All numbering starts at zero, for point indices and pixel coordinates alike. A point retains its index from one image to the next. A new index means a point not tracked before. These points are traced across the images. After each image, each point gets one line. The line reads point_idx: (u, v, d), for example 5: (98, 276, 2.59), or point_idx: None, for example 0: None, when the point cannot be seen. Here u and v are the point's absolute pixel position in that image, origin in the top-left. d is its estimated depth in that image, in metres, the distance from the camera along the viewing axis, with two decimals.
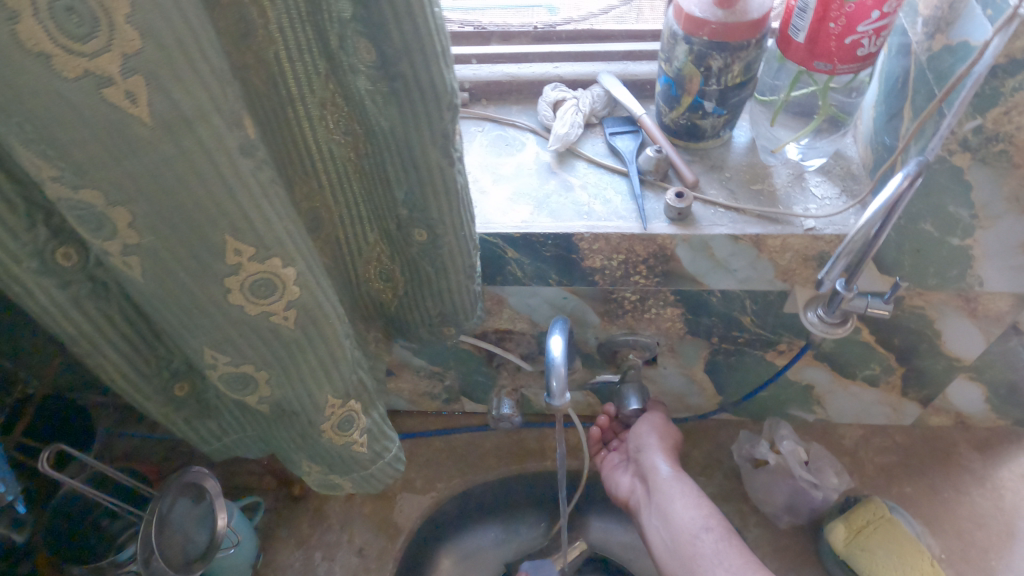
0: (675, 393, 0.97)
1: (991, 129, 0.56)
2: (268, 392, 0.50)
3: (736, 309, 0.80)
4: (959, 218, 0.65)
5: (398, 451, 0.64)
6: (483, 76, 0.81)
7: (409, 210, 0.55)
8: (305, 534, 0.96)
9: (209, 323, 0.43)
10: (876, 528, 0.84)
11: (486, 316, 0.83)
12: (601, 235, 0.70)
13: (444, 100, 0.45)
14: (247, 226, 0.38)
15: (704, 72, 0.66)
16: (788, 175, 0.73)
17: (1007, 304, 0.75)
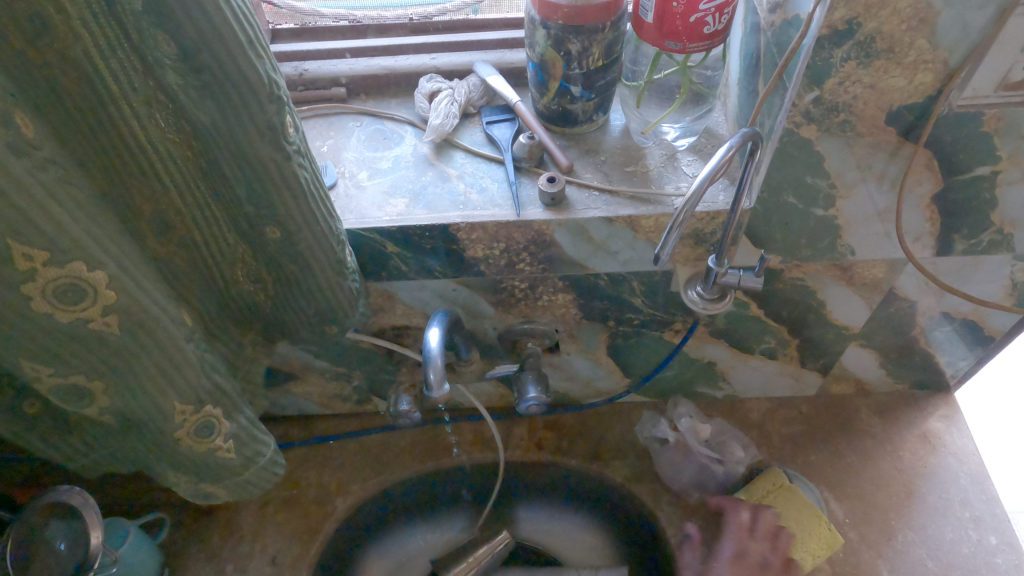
0: (583, 379, 0.98)
1: (829, 99, 0.58)
2: (108, 403, 0.49)
3: (625, 291, 0.80)
4: (817, 188, 0.66)
5: (275, 454, 0.63)
6: (359, 70, 0.79)
7: (255, 207, 0.54)
8: (215, 548, 0.94)
9: (16, 333, 0.41)
10: (776, 496, 0.90)
11: (379, 314, 0.83)
12: (477, 224, 0.69)
13: (262, 91, 0.46)
14: (33, 229, 0.37)
15: (565, 57, 0.66)
16: (661, 156, 0.74)
17: (880, 271, 0.78)
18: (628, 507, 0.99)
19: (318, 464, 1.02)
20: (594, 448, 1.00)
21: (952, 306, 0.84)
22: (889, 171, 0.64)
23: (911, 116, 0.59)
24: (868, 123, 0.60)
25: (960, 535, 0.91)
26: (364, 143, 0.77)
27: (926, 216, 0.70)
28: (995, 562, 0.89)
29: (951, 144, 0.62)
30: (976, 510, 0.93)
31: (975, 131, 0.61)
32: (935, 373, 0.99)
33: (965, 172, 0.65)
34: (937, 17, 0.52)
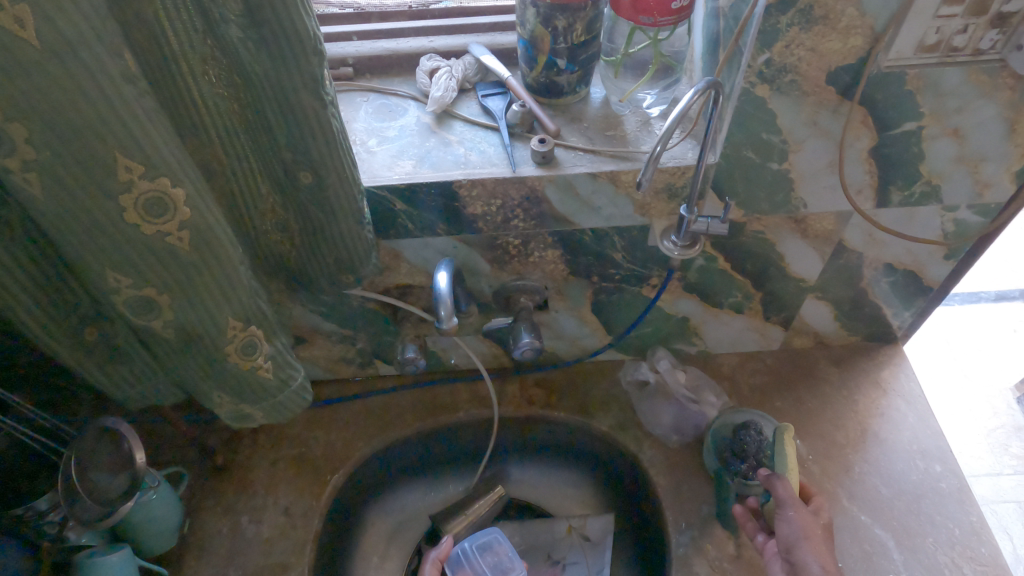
0: (570, 336, 1.07)
1: (779, 61, 0.69)
2: (172, 316, 0.56)
3: (607, 246, 0.90)
4: (772, 143, 0.77)
5: (304, 381, 0.70)
6: (365, 51, 0.88)
7: (292, 153, 0.63)
8: (230, 501, 1.00)
9: (107, 238, 0.49)
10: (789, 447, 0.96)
11: (386, 272, 0.91)
12: (477, 181, 0.78)
13: (308, 44, 0.54)
14: (135, 145, 0.45)
15: (553, 32, 0.76)
16: (637, 121, 0.84)
17: (830, 223, 0.89)
18: (613, 454, 1.08)
19: (324, 424, 1.09)
20: (581, 401, 1.09)
21: (894, 257, 0.95)
22: (831, 128, 0.75)
23: (848, 76, 0.70)
24: (812, 82, 0.71)
25: (910, 465, 1.02)
26: (372, 115, 0.86)
27: (866, 170, 0.81)
28: (940, 487, 1.00)
29: (882, 102, 0.73)
30: (923, 444, 1.04)
31: (900, 90, 0.72)
32: (884, 325, 1.10)
33: (895, 128, 0.76)
34: None
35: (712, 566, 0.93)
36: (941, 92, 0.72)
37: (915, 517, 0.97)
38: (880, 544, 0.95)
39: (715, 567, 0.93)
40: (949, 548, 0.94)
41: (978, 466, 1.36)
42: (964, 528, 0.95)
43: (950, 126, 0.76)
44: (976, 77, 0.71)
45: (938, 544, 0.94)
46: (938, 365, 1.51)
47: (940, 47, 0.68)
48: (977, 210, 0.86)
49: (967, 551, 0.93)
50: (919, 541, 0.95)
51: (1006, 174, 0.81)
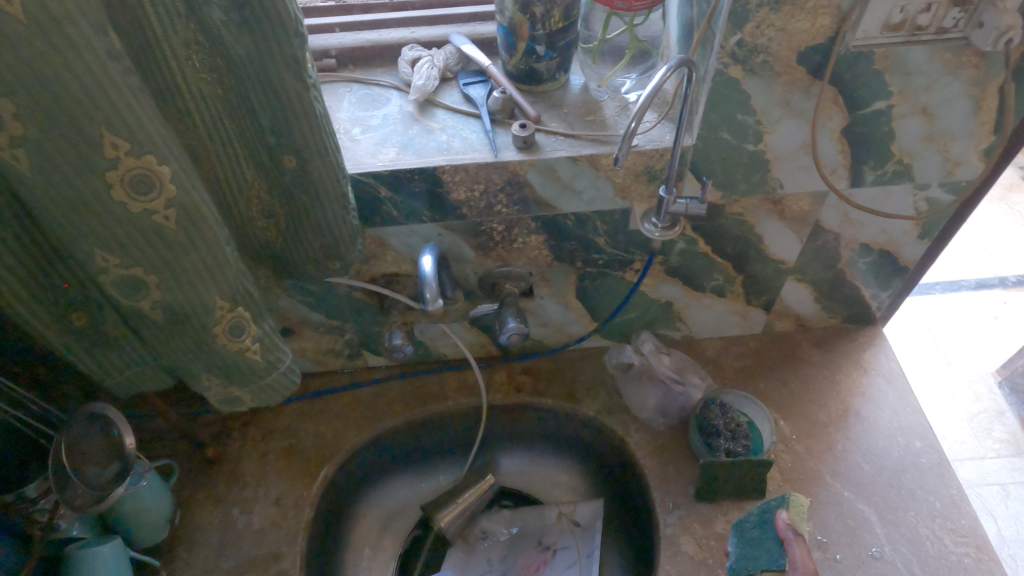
0: (556, 323, 1.08)
1: (750, 41, 0.71)
2: (160, 296, 0.57)
3: (590, 230, 0.92)
4: (747, 124, 0.79)
5: (292, 364, 0.71)
6: (347, 43, 0.89)
7: (276, 137, 0.64)
8: (221, 494, 1.00)
9: (95, 217, 0.50)
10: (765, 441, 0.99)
11: (372, 260, 0.92)
12: (460, 166, 0.80)
13: (290, 25, 0.56)
14: (120, 121, 0.46)
15: (530, 19, 0.78)
16: (615, 107, 0.85)
17: (806, 203, 0.91)
18: (601, 439, 1.09)
19: (313, 416, 1.09)
20: (568, 388, 1.10)
21: (869, 237, 0.98)
22: (803, 108, 0.77)
23: (818, 56, 0.72)
24: (784, 62, 0.73)
25: (891, 442, 1.04)
26: (355, 105, 0.87)
27: (839, 149, 0.83)
28: (921, 462, 1.02)
29: (852, 82, 0.75)
30: (903, 421, 1.06)
31: (869, 69, 0.74)
32: (863, 307, 1.12)
33: (866, 107, 0.78)
34: None
35: (700, 544, 0.94)
36: (908, 70, 0.74)
37: (896, 492, 0.99)
38: (863, 518, 0.97)
39: (703, 545, 0.94)
40: (930, 520, 0.96)
41: (962, 450, 1.39)
42: (944, 501, 0.98)
43: (918, 104, 0.78)
44: (941, 55, 0.73)
45: (920, 517, 0.96)
46: (921, 349, 1.51)
47: (905, 26, 0.70)
48: (948, 188, 0.89)
49: (948, 523, 0.95)
50: (901, 515, 0.97)
51: (975, 152, 0.84)
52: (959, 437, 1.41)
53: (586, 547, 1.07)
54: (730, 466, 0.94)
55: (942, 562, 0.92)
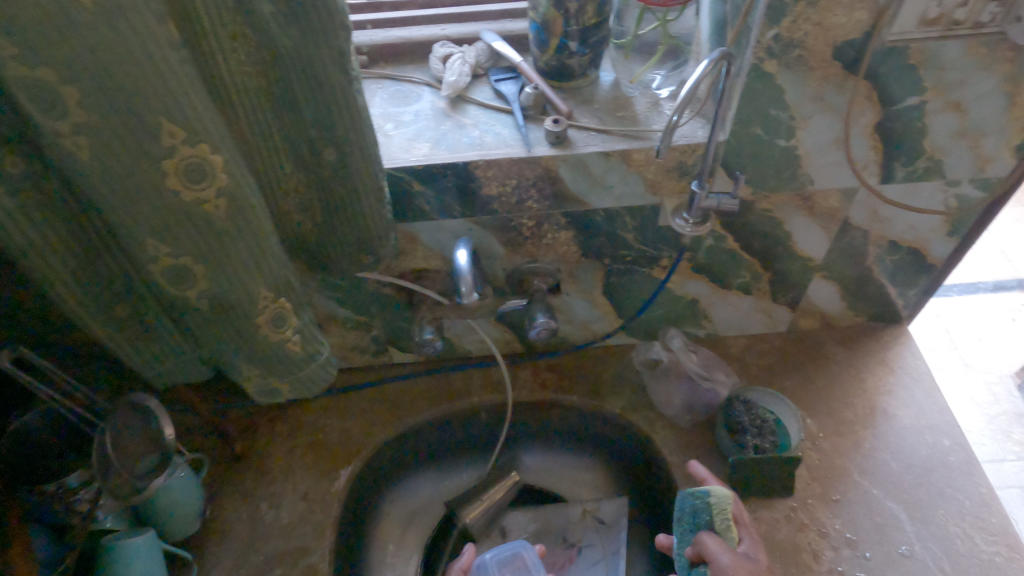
0: (581, 320, 1.09)
1: (787, 36, 0.71)
2: (206, 285, 0.57)
3: (619, 226, 0.92)
4: (780, 119, 0.79)
5: (329, 356, 0.72)
6: (378, 40, 0.90)
7: (318, 129, 0.64)
8: (249, 488, 1.01)
9: (150, 205, 0.50)
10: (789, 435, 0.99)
11: (402, 256, 0.92)
12: (494, 161, 0.80)
13: (337, 18, 0.56)
14: (178, 110, 0.46)
15: (565, 15, 0.78)
16: (647, 103, 0.86)
17: (836, 200, 0.91)
18: (626, 436, 1.09)
19: (339, 412, 1.10)
20: (593, 385, 1.11)
21: (898, 234, 0.97)
22: (836, 103, 0.78)
23: (853, 51, 0.72)
24: (818, 57, 0.73)
25: (919, 440, 1.04)
26: (387, 101, 0.88)
27: (871, 145, 0.83)
28: (949, 460, 1.01)
29: (886, 76, 0.75)
30: (930, 419, 1.06)
31: (904, 64, 0.74)
32: (889, 305, 1.12)
33: (899, 103, 0.78)
34: None
35: None
36: (942, 64, 0.74)
37: (925, 490, 0.99)
38: (892, 516, 0.96)
39: None
40: (960, 519, 0.95)
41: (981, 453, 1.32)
42: (974, 500, 0.97)
43: (952, 99, 0.78)
44: (976, 50, 0.73)
45: (949, 515, 0.96)
46: (938, 351, 1.46)
47: (941, 21, 0.70)
48: (979, 184, 0.88)
49: (978, 521, 0.95)
50: (930, 513, 0.96)
51: (1007, 148, 0.83)
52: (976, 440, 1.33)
53: (612, 545, 1.07)
54: (758, 462, 0.94)
55: (973, 561, 0.91)
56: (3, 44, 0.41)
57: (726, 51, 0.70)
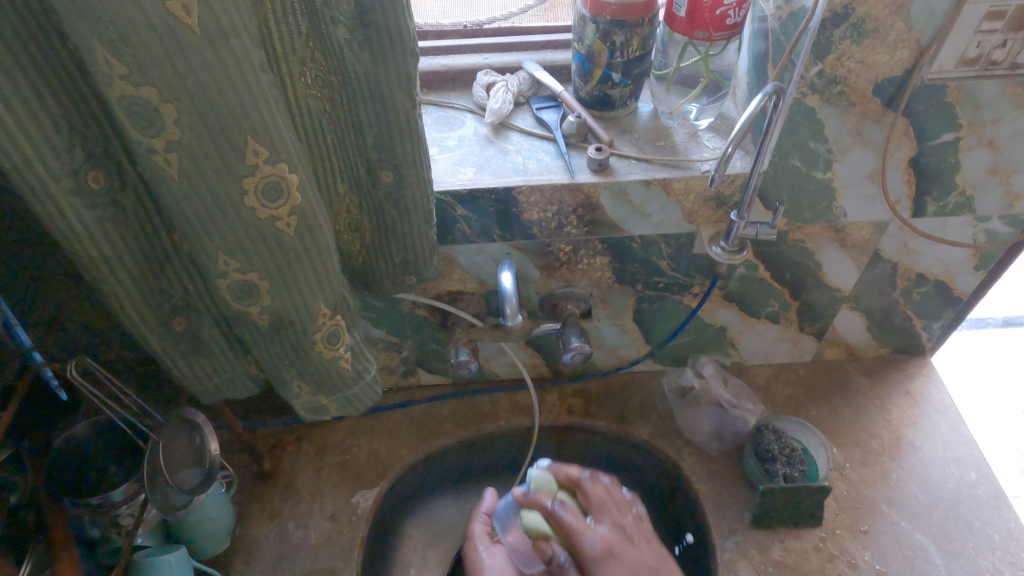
0: (610, 346, 1.10)
1: (830, 72, 0.73)
2: (269, 301, 0.58)
3: (654, 254, 0.93)
4: (818, 153, 0.81)
5: (375, 374, 0.72)
6: (422, 67, 0.93)
7: (377, 152, 0.66)
8: (276, 507, 1.00)
9: (226, 222, 0.52)
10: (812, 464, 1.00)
11: (440, 277, 0.94)
12: (537, 187, 0.82)
13: (408, 46, 0.58)
14: (264, 130, 0.48)
15: (610, 47, 0.80)
16: (685, 134, 0.88)
17: (867, 232, 0.93)
18: (653, 464, 1.09)
19: (367, 432, 1.10)
20: (620, 411, 1.11)
21: (926, 267, 0.98)
22: (874, 138, 0.80)
23: (892, 88, 0.75)
24: (859, 93, 0.75)
25: (945, 473, 1.04)
26: (431, 126, 0.91)
27: (904, 179, 0.85)
28: (977, 493, 1.01)
29: (923, 113, 0.77)
30: (957, 452, 1.06)
31: (941, 102, 0.76)
32: (913, 337, 1.13)
33: (934, 139, 0.80)
34: (911, 3, 0.67)
35: (757, 570, 0.94)
36: (979, 103, 0.77)
37: (954, 523, 0.99)
38: (921, 549, 0.96)
39: (761, 571, 0.94)
40: (990, 552, 0.95)
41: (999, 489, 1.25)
42: (1003, 534, 0.97)
43: (986, 137, 0.80)
44: (1012, 90, 0.75)
45: (979, 549, 0.96)
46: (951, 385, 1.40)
47: (980, 61, 0.72)
48: (1008, 221, 0.90)
49: (1007, 555, 0.95)
50: (960, 546, 0.96)
51: None
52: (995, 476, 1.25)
53: None
54: (789, 491, 0.94)
55: None
56: (113, 64, 0.43)
57: (775, 85, 0.71)
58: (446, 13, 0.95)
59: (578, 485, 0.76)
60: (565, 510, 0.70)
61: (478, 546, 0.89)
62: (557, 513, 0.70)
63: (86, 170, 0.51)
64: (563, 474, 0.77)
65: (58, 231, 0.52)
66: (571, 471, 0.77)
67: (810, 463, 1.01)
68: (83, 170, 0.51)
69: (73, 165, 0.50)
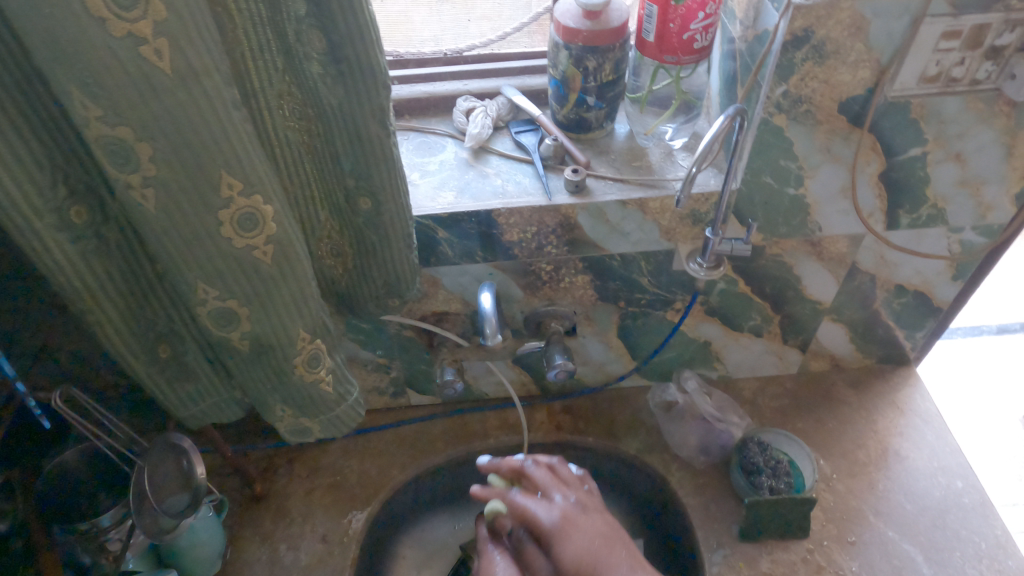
0: (596, 362, 1.11)
1: (795, 92, 0.75)
2: (249, 327, 0.60)
3: (634, 271, 0.95)
4: (789, 169, 0.83)
5: (358, 396, 0.74)
6: (403, 95, 0.96)
7: (355, 179, 0.68)
8: (268, 530, 1.01)
9: (203, 252, 0.53)
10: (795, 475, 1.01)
11: (424, 298, 0.95)
12: (516, 209, 0.84)
13: (380, 78, 0.60)
14: (237, 164, 0.50)
15: (583, 72, 0.83)
16: (661, 153, 0.90)
17: (844, 245, 0.94)
18: (642, 479, 1.10)
19: (357, 453, 1.11)
20: (608, 427, 1.12)
21: (904, 278, 1.00)
22: (843, 154, 0.82)
23: (857, 106, 0.77)
24: (825, 111, 0.77)
25: (932, 482, 1.05)
26: (413, 151, 0.93)
27: (876, 193, 0.87)
28: (963, 502, 1.02)
29: (889, 129, 0.79)
30: (943, 461, 1.07)
31: (906, 118, 0.78)
32: (897, 348, 1.14)
33: (902, 154, 0.82)
34: (869, 25, 0.69)
35: None
36: (943, 118, 0.78)
37: (941, 532, 0.99)
38: (909, 559, 0.97)
39: None
40: (977, 561, 0.96)
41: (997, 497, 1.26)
42: (990, 542, 0.98)
43: (953, 150, 0.82)
44: (974, 105, 0.77)
45: (965, 558, 0.96)
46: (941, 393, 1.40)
47: (940, 78, 0.74)
48: (981, 231, 0.92)
49: (995, 564, 0.95)
50: (947, 555, 0.97)
51: (1007, 197, 0.87)
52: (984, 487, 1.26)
53: None
54: (774, 503, 0.95)
55: None
56: (90, 106, 0.45)
57: (741, 107, 0.74)
58: (438, 39, 0.96)
59: (523, 474, 0.79)
60: (521, 496, 0.74)
61: (461, 538, 0.79)
62: (514, 500, 0.74)
63: (69, 205, 0.53)
64: (507, 467, 0.81)
65: (43, 265, 0.54)
66: (514, 462, 0.81)
67: (793, 473, 1.01)
68: (67, 206, 0.53)
69: (56, 201, 0.52)
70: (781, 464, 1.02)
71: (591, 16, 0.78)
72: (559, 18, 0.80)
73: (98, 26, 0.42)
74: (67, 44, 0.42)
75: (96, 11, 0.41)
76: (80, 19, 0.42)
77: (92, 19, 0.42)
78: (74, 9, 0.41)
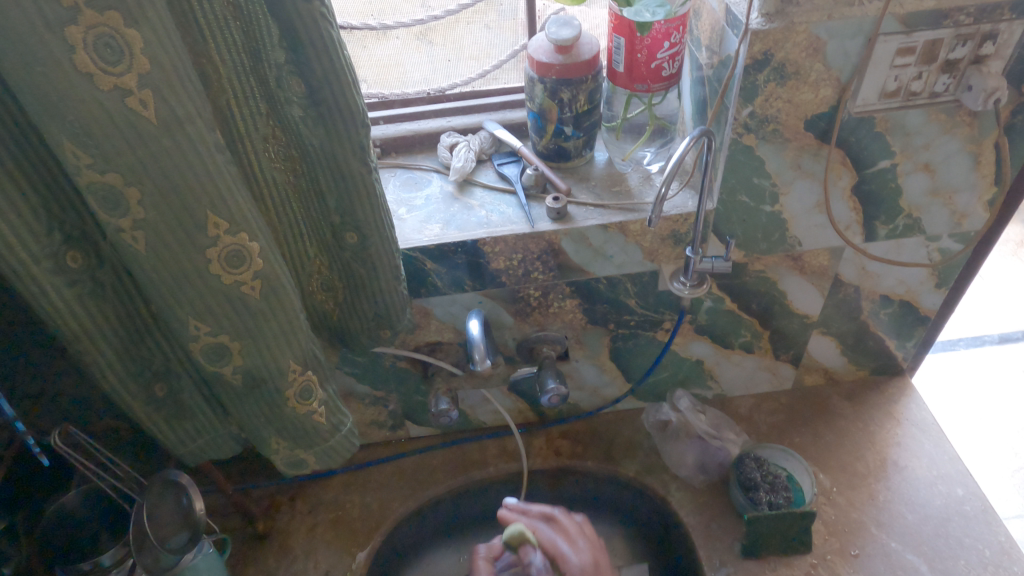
0: (591, 385, 1.12)
1: (761, 112, 0.78)
2: (241, 362, 0.61)
3: (621, 293, 0.97)
4: (764, 187, 0.86)
5: (352, 427, 0.75)
6: (390, 134, 0.99)
7: (340, 216, 0.70)
8: (272, 567, 1.02)
9: (192, 290, 0.56)
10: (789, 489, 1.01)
11: (417, 329, 0.97)
12: (500, 237, 0.87)
13: (358, 117, 0.63)
14: (221, 203, 0.53)
15: (559, 104, 0.86)
16: (639, 178, 0.94)
17: (824, 258, 0.96)
18: (643, 501, 1.10)
19: (358, 487, 1.11)
20: (606, 450, 1.13)
21: (888, 288, 1.01)
22: (815, 170, 0.84)
23: (823, 123, 0.80)
24: (793, 129, 0.80)
25: (932, 491, 1.05)
26: (399, 187, 0.96)
27: (850, 207, 0.89)
28: (965, 510, 1.02)
29: (857, 144, 0.82)
30: (942, 469, 1.07)
31: (872, 132, 0.81)
32: (889, 358, 1.15)
33: (872, 166, 0.85)
34: (826, 46, 0.73)
35: None
36: (908, 131, 0.81)
37: (944, 541, 0.99)
38: (913, 569, 0.96)
39: None
40: (982, 568, 0.95)
41: (1008, 507, 1.25)
42: (994, 548, 0.97)
43: (921, 161, 0.84)
44: (936, 117, 0.80)
45: (970, 565, 0.96)
46: (939, 404, 1.41)
47: (900, 93, 0.77)
48: (958, 238, 0.94)
49: (1000, 570, 0.95)
50: (952, 563, 0.96)
51: (980, 204, 0.89)
52: (988, 497, 1.25)
53: None
54: (773, 518, 0.95)
55: None
56: (81, 156, 0.48)
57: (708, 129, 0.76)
58: (427, 79, 0.99)
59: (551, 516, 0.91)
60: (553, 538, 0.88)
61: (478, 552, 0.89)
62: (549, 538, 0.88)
63: (65, 251, 0.56)
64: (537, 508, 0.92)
65: (41, 309, 0.56)
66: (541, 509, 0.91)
67: (786, 488, 1.02)
68: (63, 252, 0.56)
69: (52, 247, 0.55)
70: (775, 478, 1.02)
71: (563, 51, 0.82)
72: (532, 53, 0.84)
73: (87, 82, 0.45)
74: (59, 100, 0.46)
75: (83, 67, 0.45)
76: (70, 75, 0.45)
77: (81, 76, 0.45)
78: (65, 67, 0.45)
